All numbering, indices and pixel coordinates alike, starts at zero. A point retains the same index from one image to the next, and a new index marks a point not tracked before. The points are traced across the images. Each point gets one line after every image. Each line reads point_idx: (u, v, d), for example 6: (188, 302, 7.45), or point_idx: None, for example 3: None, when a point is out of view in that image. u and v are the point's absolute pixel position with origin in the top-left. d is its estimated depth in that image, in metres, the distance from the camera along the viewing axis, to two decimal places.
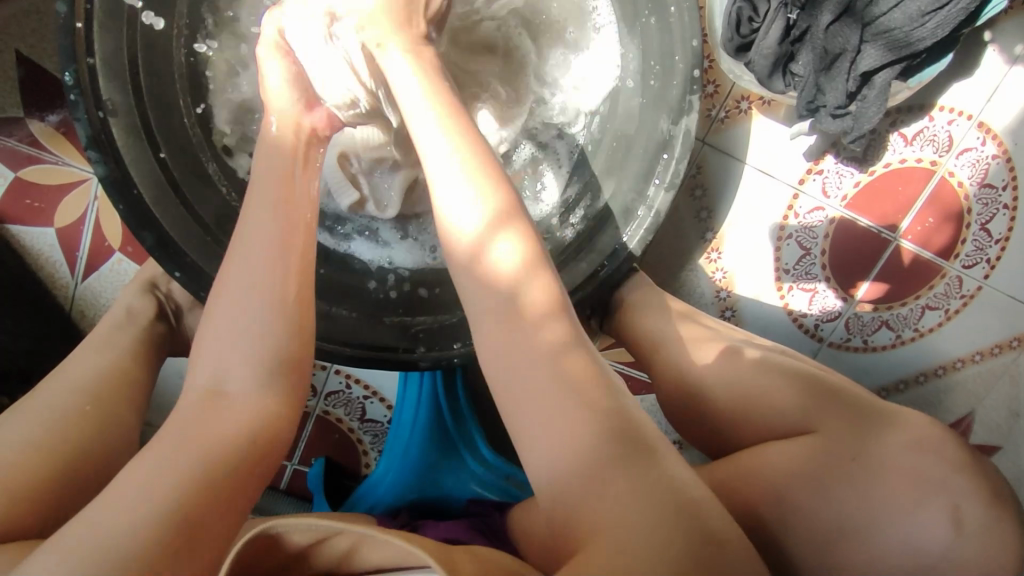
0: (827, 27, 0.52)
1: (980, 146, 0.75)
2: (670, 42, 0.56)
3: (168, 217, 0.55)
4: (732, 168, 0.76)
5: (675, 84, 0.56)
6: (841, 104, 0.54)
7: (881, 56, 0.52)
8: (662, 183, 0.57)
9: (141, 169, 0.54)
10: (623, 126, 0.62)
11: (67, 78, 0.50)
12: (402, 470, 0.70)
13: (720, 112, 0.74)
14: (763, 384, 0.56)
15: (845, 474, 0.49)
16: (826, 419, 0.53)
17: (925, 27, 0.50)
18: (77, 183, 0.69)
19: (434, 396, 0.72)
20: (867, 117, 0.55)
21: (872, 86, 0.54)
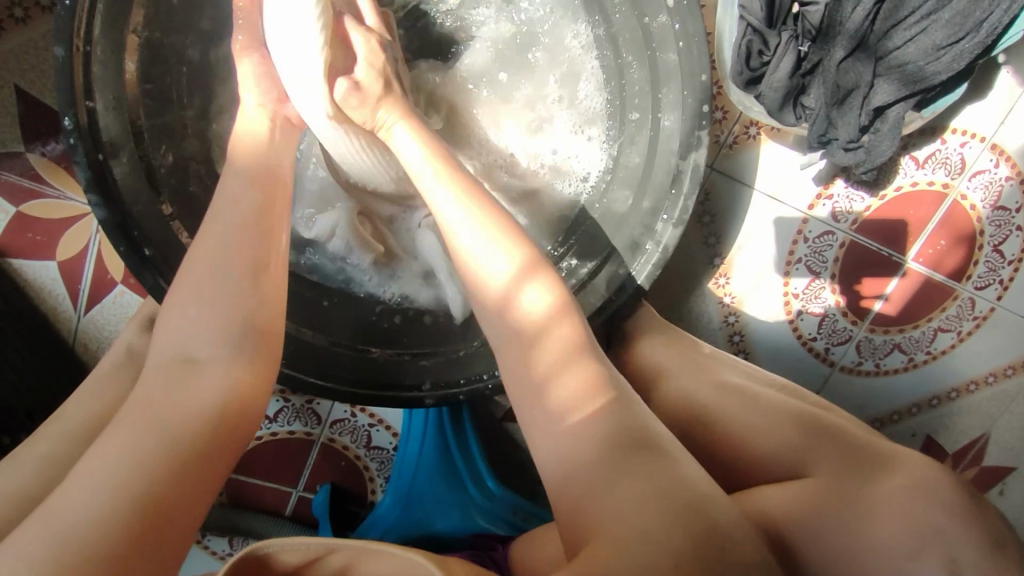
0: (839, 62, 0.51)
1: (993, 168, 0.74)
2: (679, 75, 0.55)
3: (169, 258, 0.54)
4: (740, 193, 0.75)
5: (684, 117, 0.55)
6: (854, 138, 0.53)
7: (895, 91, 0.51)
8: (671, 218, 0.56)
9: (141, 211, 0.54)
10: (632, 158, 0.61)
11: (66, 122, 0.49)
12: (407, 503, 0.69)
13: (729, 138, 0.73)
14: (753, 421, 0.53)
15: (836, 512, 0.44)
16: (816, 458, 0.48)
17: (940, 61, 0.49)
18: (78, 216, 0.68)
19: (440, 425, 0.71)
20: (880, 150, 0.54)
21: (885, 120, 0.53)
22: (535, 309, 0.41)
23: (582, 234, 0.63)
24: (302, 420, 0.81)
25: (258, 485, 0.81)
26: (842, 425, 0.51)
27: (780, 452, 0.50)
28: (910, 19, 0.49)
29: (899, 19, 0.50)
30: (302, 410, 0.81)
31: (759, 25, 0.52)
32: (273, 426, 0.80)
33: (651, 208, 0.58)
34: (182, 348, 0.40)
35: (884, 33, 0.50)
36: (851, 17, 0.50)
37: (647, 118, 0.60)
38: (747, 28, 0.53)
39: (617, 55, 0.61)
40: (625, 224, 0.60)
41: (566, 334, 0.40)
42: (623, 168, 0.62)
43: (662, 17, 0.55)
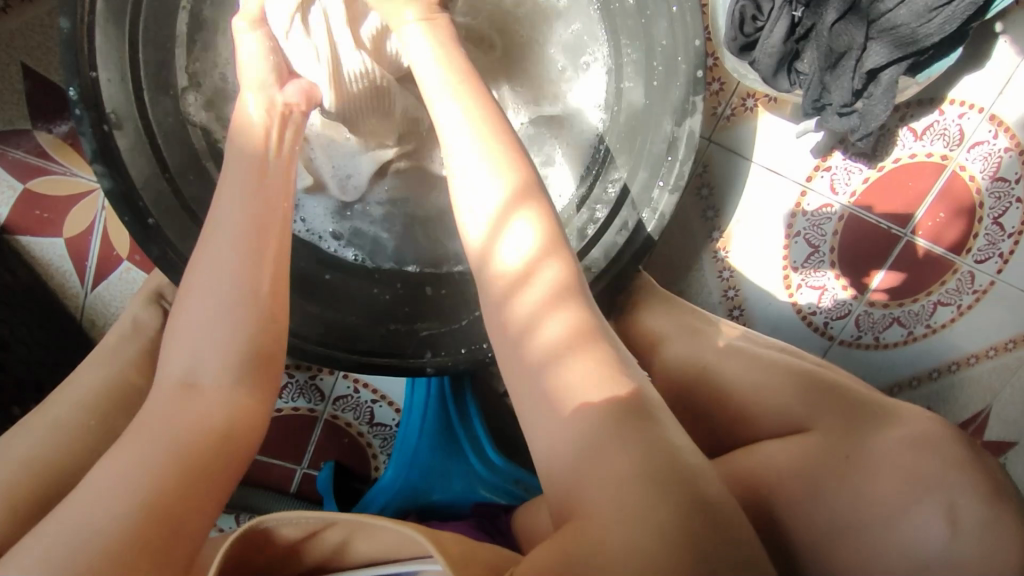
0: (831, 25, 0.51)
1: (992, 139, 0.74)
2: (673, 42, 0.55)
3: (173, 228, 0.55)
4: (738, 166, 0.74)
5: (679, 84, 0.55)
6: (847, 103, 0.53)
7: (888, 53, 0.51)
8: (666, 184, 0.56)
9: (145, 180, 0.55)
10: (629, 127, 0.61)
11: (72, 92, 0.50)
12: (410, 473, 0.70)
13: (726, 110, 0.73)
14: (756, 380, 0.53)
15: (834, 472, 0.44)
16: (820, 414, 0.49)
17: (932, 22, 0.49)
18: (85, 193, 0.69)
19: (442, 398, 0.71)
20: (874, 114, 0.54)
21: (878, 84, 0.53)
22: (511, 266, 0.39)
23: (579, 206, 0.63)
24: (306, 397, 0.82)
25: (263, 461, 0.82)
26: (847, 387, 0.51)
27: (781, 414, 0.51)
28: None
29: None
30: (306, 387, 0.81)
31: None
32: (277, 402, 0.81)
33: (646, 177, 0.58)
34: (191, 310, 0.41)
35: None
36: None
37: (643, 87, 0.60)
38: None
39: (613, 26, 0.61)
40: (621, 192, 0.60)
41: (571, 317, 0.38)
42: (619, 138, 0.62)
43: None
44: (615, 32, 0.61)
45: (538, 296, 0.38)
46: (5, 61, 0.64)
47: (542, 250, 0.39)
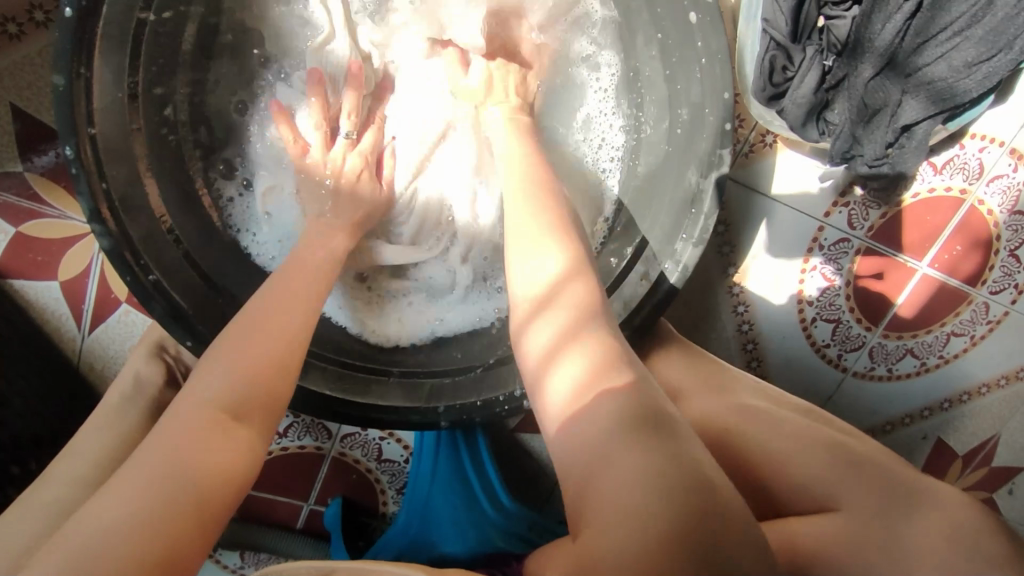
0: (866, 81, 0.50)
1: (1012, 173, 0.73)
2: (701, 91, 0.53)
3: (178, 287, 0.53)
4: (757, 204, 0.72)
5: (705, 136, 0.54)
6: (879, 156, 0.52)
7: (924, 108, 0.49)
8: (690, 237, 0.54)
9: (146, 237, 0.53)
10: (649, 174, 0.61)
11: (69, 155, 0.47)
12: (424, 521, 0.69)
13: (745, 147, 0.69)
14: (785, 448, 0.51)
15: (872, 552, 0.43)
16: (848, 492, 0.47)
17: (972, 78, 0.47)
18: (80, 236, 0.66)
19: (454, 439, 0.71)
20: (905, 166, 0.52)
21: (912, 135, 0.51)
22: (538, 282, 0.45)
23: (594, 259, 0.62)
24: (313, 435, 0.79)
25: (269, 499, 0.80)
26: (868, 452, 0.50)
27: (812, 479, 0.49)
28: (941, 36, 0.47)
29: (929, 36, 0.48)
30: (313, 425, 0.79)
31: (783, 40, 0.51)
32: (282, 441, 0.79)
33: (668, 230, 0.56)
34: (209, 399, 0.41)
35: (913, 50, 0.48)
36: (881, 32, 0.48)
37: (661, 135, 0.60)
38: (770, 43, 0.51)
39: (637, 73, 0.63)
40: (641, 238, 0.59)
41: (590, 353, 0.40)
42: (638, 186, 0.62)
43: (683, 33, 0.53)
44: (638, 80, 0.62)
45: (557, 327, 0.42)
46: None
47: (565, 275, 0.44)
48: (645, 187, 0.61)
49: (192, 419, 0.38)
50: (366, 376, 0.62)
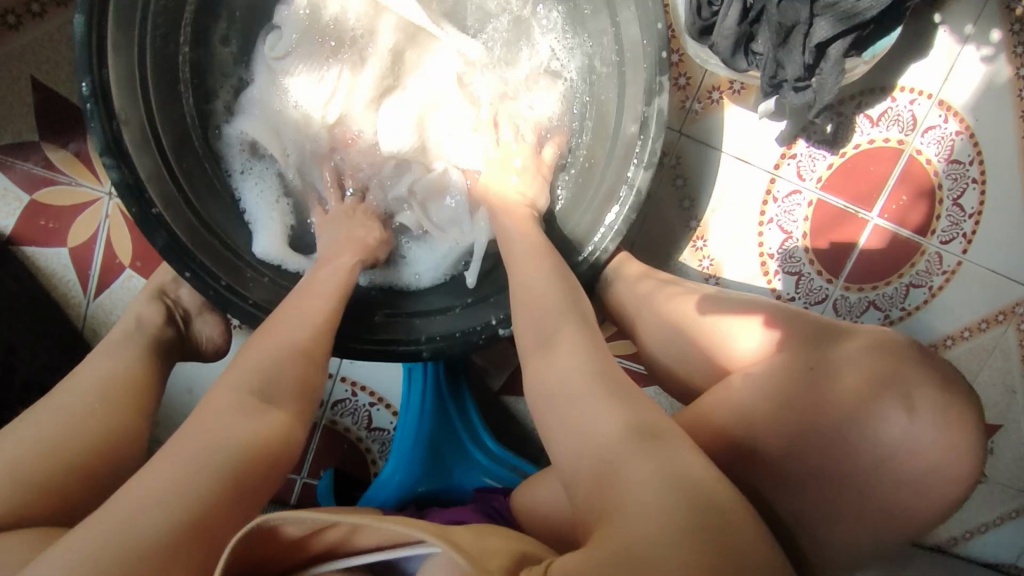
0: (778, 5, 0.57)
1: (943, 124, 0.80)
2: (639, 28, 0.61)
3: (176, 219, 0.59)
4: (709, 157, 0.78)
5: (645, 67, 0.60)
6: (800, 77, 0.59)
7: (832, 27, 0.55)
8: (640, 162, 0.61)
9: (149, 173, 0.58)
10: (603, 112, 0.68)
11: (91, 111, 0.54)
12: (410, 465, 0.70)
13: (695, 104, 0.76)
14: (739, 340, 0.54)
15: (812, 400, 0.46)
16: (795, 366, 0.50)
17: None
18: (87, 204, 0.72)
19: (435, 382, 0.73)
20: (827, 89, 0.59)
21: (828, 58, 0.57)
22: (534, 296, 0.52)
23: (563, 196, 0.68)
24: None
25: None
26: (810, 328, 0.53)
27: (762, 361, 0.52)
28: None
29: None
30: None
31: None
32: None
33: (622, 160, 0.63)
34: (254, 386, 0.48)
35: None
36: None
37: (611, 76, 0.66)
38: None
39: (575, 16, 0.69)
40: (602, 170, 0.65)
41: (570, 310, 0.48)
42: (594, 128, 0.69)
43: None
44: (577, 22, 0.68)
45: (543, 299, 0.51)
46: (16, 76, 0.68)
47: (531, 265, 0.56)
48: (596, 126, 0.68)
49: (229, 419, 0.45)
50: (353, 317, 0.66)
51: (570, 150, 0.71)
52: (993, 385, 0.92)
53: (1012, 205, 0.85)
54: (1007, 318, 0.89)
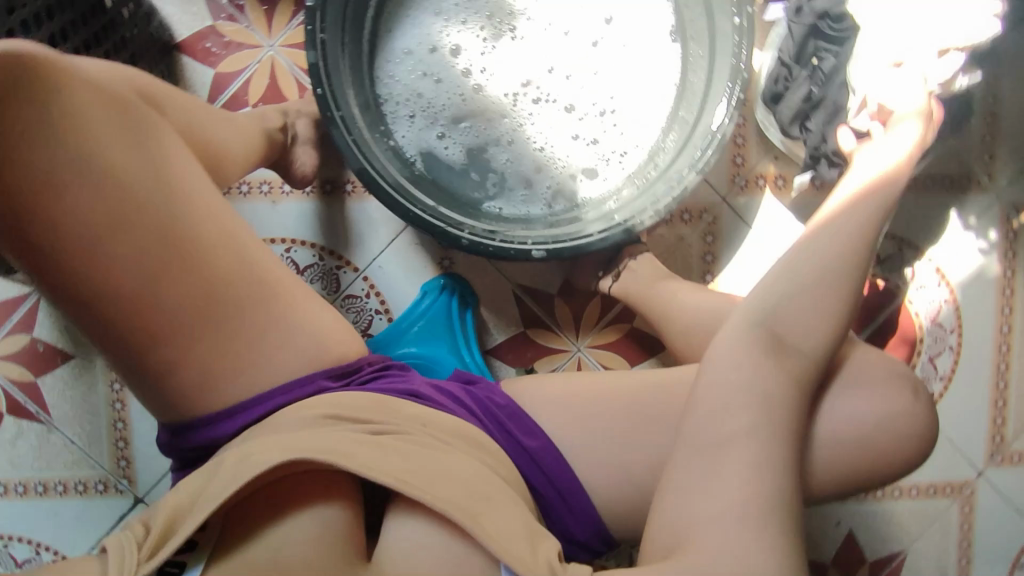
0: (825, 69, 0.74)
1: (936, 289, 0.93)
2: (697, 127, 0.79)
3: (330, 62, 0.74)
4: (740, 230, 0.91)
5: (693, 142, 0.78)
6: (817, 144, 0.76)
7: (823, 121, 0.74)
8: (693, 168, 0.75)
9: (329, 12, 0.74)
10: (651, 173, 0.82)
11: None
12: (394, 335, 0.83)
13: (742, 180, 0.91)
14: None
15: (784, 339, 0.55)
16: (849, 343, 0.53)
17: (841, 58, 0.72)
18: (250, 45, 0.86)
19: (447, 304, 0.85)
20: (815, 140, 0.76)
21: (822, 112, 0.74)
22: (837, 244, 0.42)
23: (604, 209, 0.81)
24: (324, 283, 0.88)
25: None
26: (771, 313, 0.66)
27: None
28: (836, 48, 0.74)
29: None
30: (329, 273, 0.88)
31: (787, 61, 0.76)
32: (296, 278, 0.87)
33: (669, 178, 0.77)
34: None
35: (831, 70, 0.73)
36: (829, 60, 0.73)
37: (653, 162, 0.83)
38: (780, 63, 0.77)
39: (673, 123, 0.84)
40: (643, 195, 0.78)
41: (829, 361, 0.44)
42: (630, 183, 0.83)
43: (694, 86, 0.83)
44: (672, 125, 0.84)
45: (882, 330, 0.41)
46: None
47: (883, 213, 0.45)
48: (640, 184, 0.81)
49: None
50: (442, 223, 0.75)
51: (620, 191, 0.83)
52: (928, 557, 0.93)
53: (979, 384, 0.94)
54: (954, 494, 0.93)
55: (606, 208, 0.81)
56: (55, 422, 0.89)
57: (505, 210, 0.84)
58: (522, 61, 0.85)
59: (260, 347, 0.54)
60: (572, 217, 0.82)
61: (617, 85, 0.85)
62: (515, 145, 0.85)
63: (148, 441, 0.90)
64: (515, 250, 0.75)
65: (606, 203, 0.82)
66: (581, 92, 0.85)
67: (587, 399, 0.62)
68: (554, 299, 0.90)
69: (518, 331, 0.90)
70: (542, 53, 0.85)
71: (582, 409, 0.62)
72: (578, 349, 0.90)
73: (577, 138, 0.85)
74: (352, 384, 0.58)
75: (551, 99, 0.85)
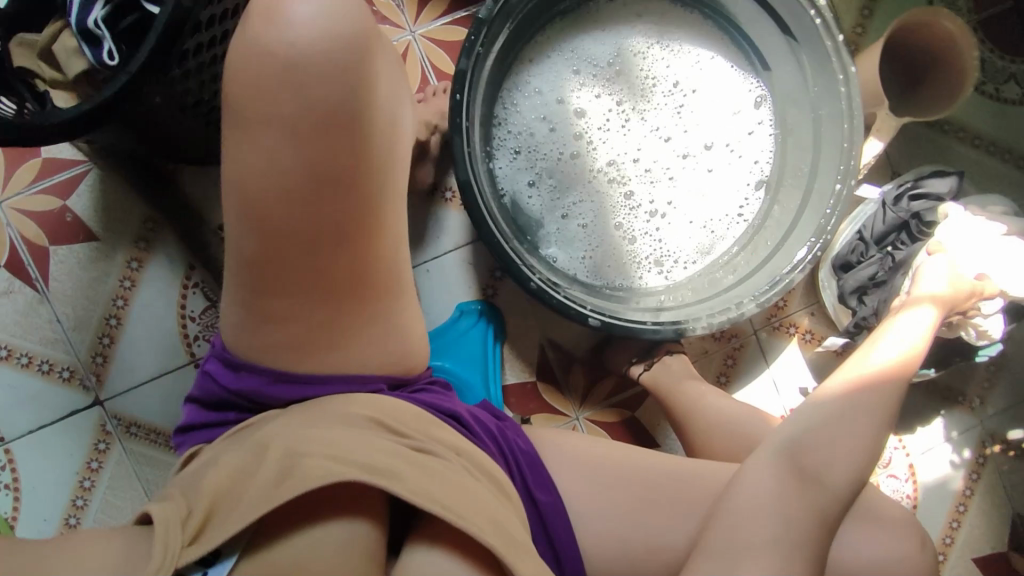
0: (896, 258, 0.81)
1: (903, 481, 1.00)
2: (769, 265, 0.84)
3: (476, 73, 0.76)
4: (758, 366, 0.96)
5: (761, 276, 0.83)
6: (865, 319, 0.82)
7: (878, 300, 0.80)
8: (756, 300, 0.79)
9: (494, 29, 0.77)
10: (710, 287, 0.86)
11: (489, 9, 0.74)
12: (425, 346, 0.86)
13: (776, 323, 0.96)
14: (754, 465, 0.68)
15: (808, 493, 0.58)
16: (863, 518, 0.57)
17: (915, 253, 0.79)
18: (392, 22, 0.88)
19: (481, 332, 0.87)
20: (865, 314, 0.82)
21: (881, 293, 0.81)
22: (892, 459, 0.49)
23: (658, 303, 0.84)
24: None
25: None
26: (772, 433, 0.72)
27: None
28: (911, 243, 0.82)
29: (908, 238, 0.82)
30: None
31: (866, 240, 0.83)
32: None
33: (730, 300, 0.81)
34: None
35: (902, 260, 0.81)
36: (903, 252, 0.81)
37: (715, 279, 0.87)
38: (859, 239, 0.84)
39: (743, 251, 0.89)
40: (701, 306, 0.82)
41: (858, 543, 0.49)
42: (687, 289, 0.87)
43: (774, 227, 0.88)
44: (742, 253, 0.89)
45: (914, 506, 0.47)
46: None
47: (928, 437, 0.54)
48: (697, 294, 0.85)
49: None
50: (517, 259, 0.76)
51: (677, 294, 0.86)
52: None
53: None
54: None
55: (660, 303, 0.84)
56: (49, 294, 0.85)
57: (566, 267, 0.87)
58: (634, 141, 0.89)
59: (360, 310, 0.54)
60: (626, 299, 0.85)
61: (703, 199, 0.90)
62: (598, 213, 0.88)
63: (134, 348, 0.86)
64: (574, 312, 0.77)
65: (661, 299, 0.85)
66: (674, 190, 0.89)
67: (608, 477, 0.63)
68: (573, 364, 0.93)
69: (530, 380, 0.92)
70: (654, 142, 0.89)
71: (600, 485, 0.63)
72: (578, 418, 0.92)
73: (655, 229, 0.89)
74: (405, 395, 0.59)
75: (645, 185, 0.89)
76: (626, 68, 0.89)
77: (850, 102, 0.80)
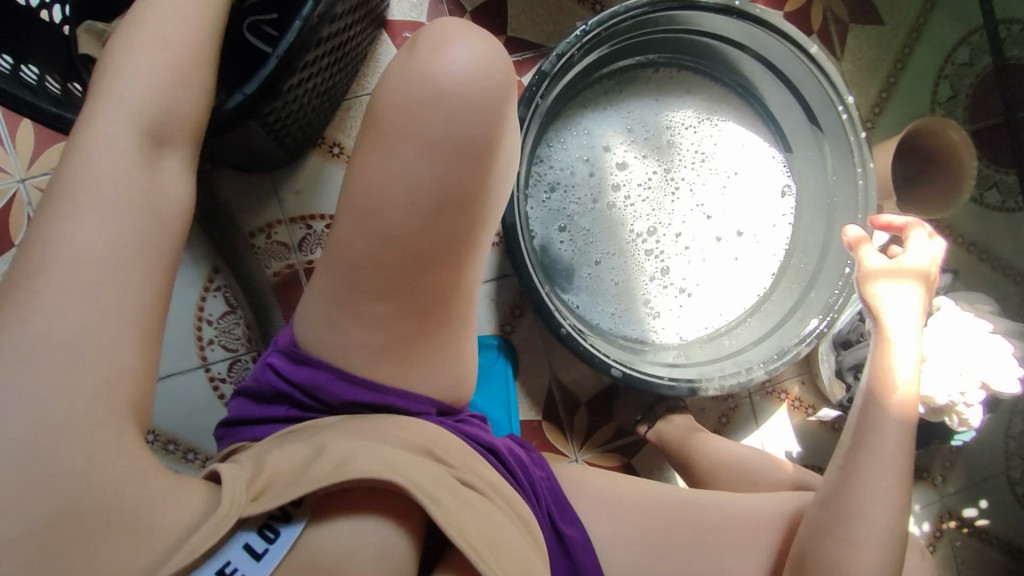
0: None
1: None
2: (776, 336, 0.89)
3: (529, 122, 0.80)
4: (749, 426, 1.01)
5: (768, 346, 0.88)
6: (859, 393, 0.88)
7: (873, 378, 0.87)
8: (764, 369, 0.84)
9: (552, 83, 0.80)
10: (719, 349, 0.91)
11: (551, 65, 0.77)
12: None
13: (769, 387, 1.02)
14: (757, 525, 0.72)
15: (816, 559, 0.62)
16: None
17: None
18: None
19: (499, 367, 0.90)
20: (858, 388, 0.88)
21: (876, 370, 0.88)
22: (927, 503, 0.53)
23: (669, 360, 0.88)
24: None
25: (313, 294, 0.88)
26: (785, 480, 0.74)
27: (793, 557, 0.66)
28: None
29: None
30: None
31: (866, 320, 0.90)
32: None
33: (739, 366, 0.86)
34: None
35: None
36: None
37: (724, 342, 0.92)
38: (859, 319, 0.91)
39: (751, 318, 0.94)
40: (711, 368, 0.86)
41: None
42: (697, 348, 0.91)
43: (783, 299, 0.93)
44: (750, 320, 0.94)
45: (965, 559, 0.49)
46: None
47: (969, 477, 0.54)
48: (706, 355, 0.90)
49: None
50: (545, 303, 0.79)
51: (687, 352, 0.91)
52: None
53: None
54: None
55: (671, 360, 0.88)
56: None
57: (586, 314, 0.90)
58: (663, 203, 0.93)
59: (428, 342, 0.55)
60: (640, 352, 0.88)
61: (720, 263, 0.95)
62: (622, 266, 0.92)
63: None
64: (597, 362, 0.79)
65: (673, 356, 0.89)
66: (694, 252, 0.94)
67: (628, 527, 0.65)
68: (578, 406, 0.95)
69: (536, 418, 0.94)
70: (681, 205, 0.93)
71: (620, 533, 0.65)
72: (577, 459, 0.94)
73: (673, 288, 0.93)
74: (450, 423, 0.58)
75: (668, 245, 0.93)
76: (664, 132, 0.94)
77: (865, 196, 0.87)
